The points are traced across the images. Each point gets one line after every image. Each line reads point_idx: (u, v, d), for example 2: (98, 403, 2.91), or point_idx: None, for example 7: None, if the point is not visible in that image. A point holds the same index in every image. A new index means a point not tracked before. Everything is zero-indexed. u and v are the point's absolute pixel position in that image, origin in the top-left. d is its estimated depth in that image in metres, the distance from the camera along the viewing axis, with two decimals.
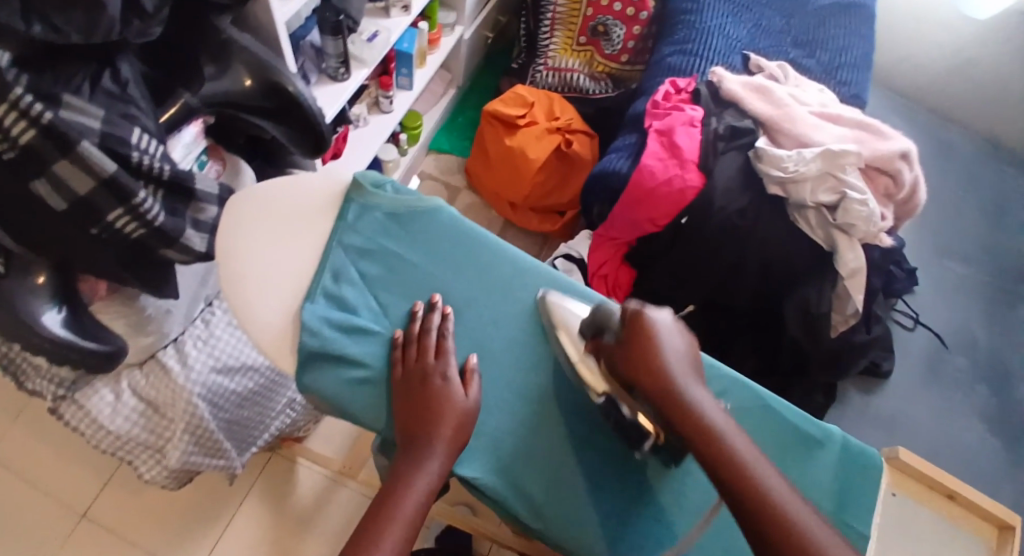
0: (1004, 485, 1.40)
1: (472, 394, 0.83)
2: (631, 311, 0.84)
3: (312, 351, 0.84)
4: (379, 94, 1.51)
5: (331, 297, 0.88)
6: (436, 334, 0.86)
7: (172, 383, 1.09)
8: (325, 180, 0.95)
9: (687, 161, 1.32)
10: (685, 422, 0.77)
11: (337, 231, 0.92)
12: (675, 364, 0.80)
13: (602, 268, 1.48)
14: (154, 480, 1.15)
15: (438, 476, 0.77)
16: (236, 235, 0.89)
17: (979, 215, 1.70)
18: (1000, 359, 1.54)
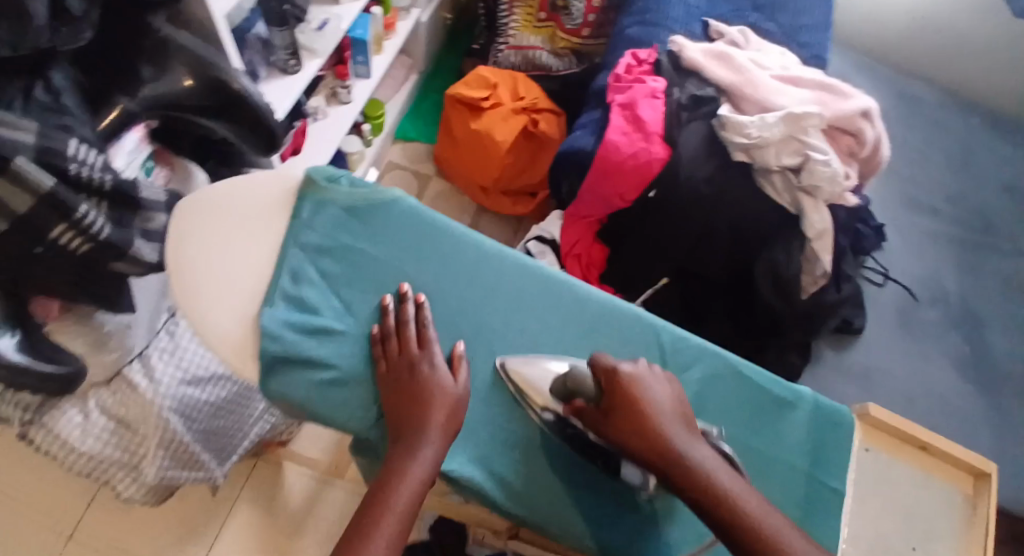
0: (982, 430, 1.42)
1: (462, 383, 0.83)
2: (608, 372, 0.83)
3: (276, 357, 0.82)
4: (336, 85, 1.49)
5: (291, 299, 0.85)
6: (413, 326, 0.85)
7: (140, 398, 1.07)
8: (275, 176, 0.92)
9: (652, 133, 1.29)
10: (684, 478, 0.78)
11: (292, 229, 0.89)
12: (665, 421, 0.81)
13: (575, 247, 1.43)
14: (133, 496, 1.13)
15: (432, 464, 0.77)
16: (190, 244, 0.87)
17: (945, 165, 1.69)
18: (972, 306, 1.54)
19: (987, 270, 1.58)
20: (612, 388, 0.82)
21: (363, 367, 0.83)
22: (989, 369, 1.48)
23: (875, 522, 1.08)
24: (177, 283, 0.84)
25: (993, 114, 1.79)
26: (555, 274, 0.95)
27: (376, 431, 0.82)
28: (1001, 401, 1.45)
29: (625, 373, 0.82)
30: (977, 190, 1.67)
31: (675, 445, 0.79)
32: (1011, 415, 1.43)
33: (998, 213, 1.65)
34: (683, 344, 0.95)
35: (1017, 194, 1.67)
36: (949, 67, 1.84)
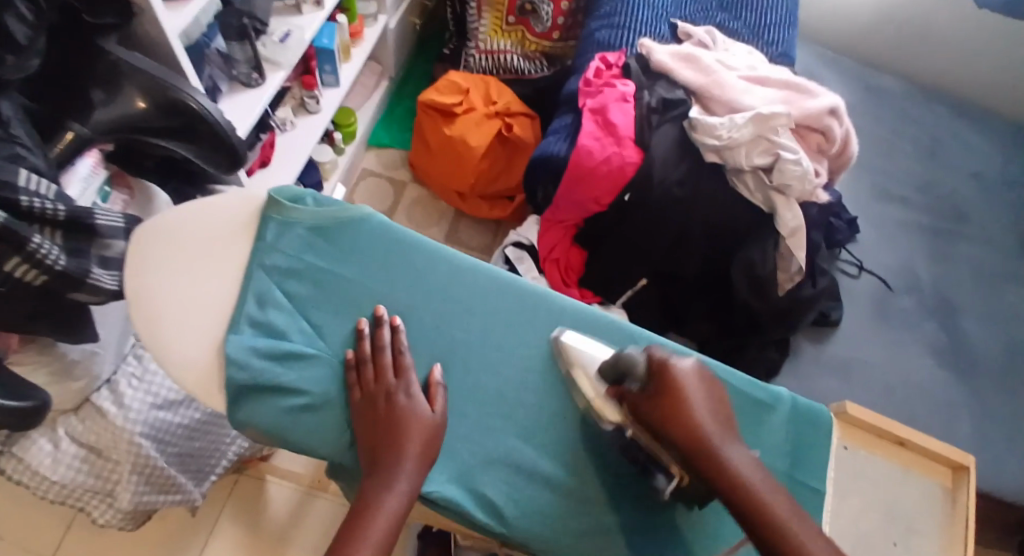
0: (959, 417, 1.42)
1: (439, 409, 0.83)
2: (657, 360, 0.82)
3: (244, 386, 0.82)
4: (303, 95, 1.47)
5: (258, 325, 0.85)
6: (389, 350, 0.84)
7: (110, 425, 1.05)
8: (239, 198, 0.91)
9: (624, 137, 1.29)
10: (719, 478, 0.77)
11: (257, 254, 0.89)
12: (704, 418, 0.79)
13: (554, 251, 1.42)
14: (109, 523, 1.12)
15: (407, 491, 0.77)
16: (155, 273, 0.86)
17: (913, 156, 1.70)
18: (946, 293, 1.55)
19: (959, 257, 1.59)
20: (657, 379, 0.81)
21: (333, 393, 0.84)
22: (964, 355, 1.49)
23: (855, 516, 1.16)
24: (141, 313, 0.84)
25: (959, 103, 1.81)
26: (528, 287, 0.94)
27: (349, 456, 0.82)
28: (978, 387, 1.46)
29: (672, 366, 0.82)
30: (945, 178, 1.68)
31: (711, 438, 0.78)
32: (989, 400, 1.45)
33: (967, 200, 1.66)
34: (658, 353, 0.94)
35: (985, 182, 1.69)
36: (914, 58, 1.85)
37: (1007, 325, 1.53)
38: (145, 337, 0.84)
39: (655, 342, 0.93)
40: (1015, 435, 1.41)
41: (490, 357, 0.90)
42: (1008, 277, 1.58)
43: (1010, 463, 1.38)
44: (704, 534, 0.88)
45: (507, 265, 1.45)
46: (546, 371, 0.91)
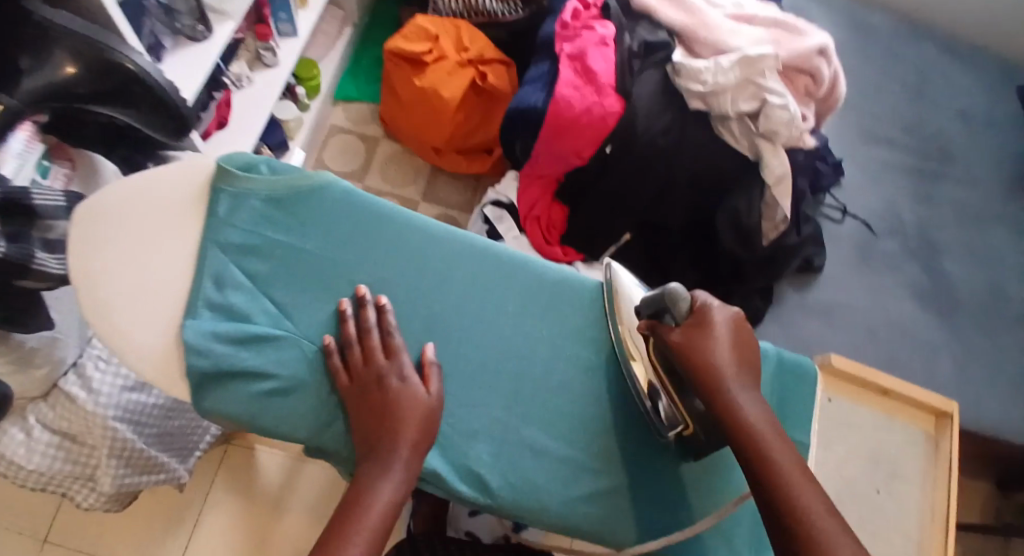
0: (941, 357, 1.43)
1: (435, 391, 0.80)
2: (698, 301, 0.84)
3: (206, 373, 0.77)
4: (258, 47, 1.38)
5: (217, 308, 0.80)
6: (378, 332, 0.81)
7: (82, 411, 1.03)
8: (185, 168, 0.85)
9: (604, 86, 1.22)
10: (730, 422, 0.78)
11: (210, 229, 0.83)
12: (727, 363, 0.80)
13: (534, 209, 1.37)
14: (93, 505, 1.10)
15: (401, 482, 0.75)
16: (102, 257, 0.80)
17: (899, 95, 1.67)
18: (928, 234, 1.55)
19: (942, 197, 1.58)
20: (693, 317, 0.83)
21: (303, 373, 0.80)
22: (945, 296, 1.49)
23: (841, 464, 1.18)
24: (90, 300, 0.79)
25: (944, 38, 1.77)
26: (507, 254, 0.92)
27: (324, 438, 0.79)
28: (959, 325, 1.47)
29: (709, 310, 0.83)
30: (931, 117, 1.66)
31: (728, 383, 0.79)
32: (970, 339, 1.46)
33: (953, 139, 1.64)
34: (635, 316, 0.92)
35: (970, 120, 1.67)
36: None
37: (989, 264, 1.53)
38: (97, 326, 0.78)
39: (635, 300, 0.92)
40: (995, 373, 1.43)
41: (468, 329, 0.87)
42: (991, 216, 1.58)
43: (990, 401, 1.40)
44: (691, 494, 0.88)
45: (487, 224, 1.40)
46: (529, 338, 0.89)
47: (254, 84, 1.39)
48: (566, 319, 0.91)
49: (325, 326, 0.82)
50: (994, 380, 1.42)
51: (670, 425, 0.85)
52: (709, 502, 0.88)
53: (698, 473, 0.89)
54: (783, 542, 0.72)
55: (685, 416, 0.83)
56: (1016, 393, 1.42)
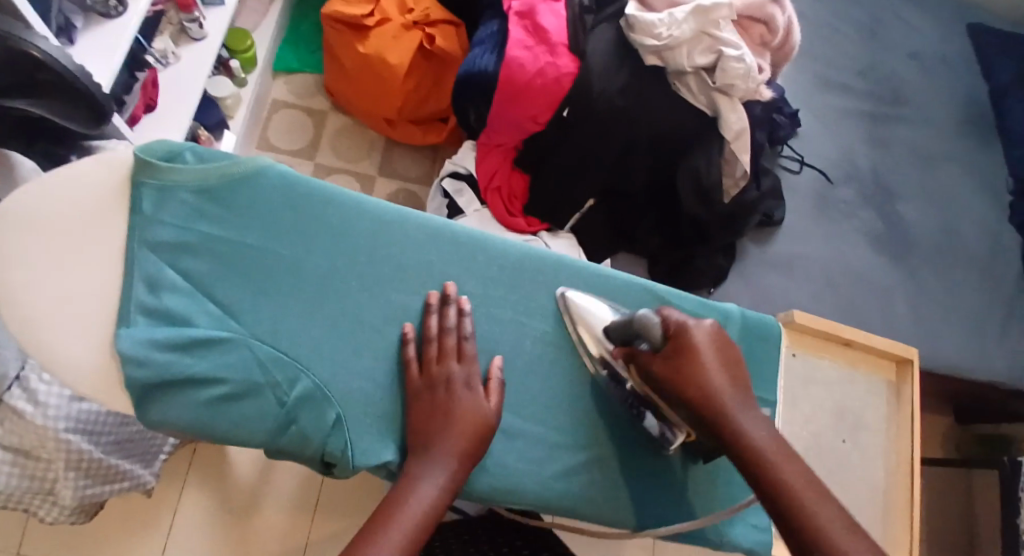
0: (896, 298, 1.49)
1: (496, 403, 0.79)
2: (671, 324, 0.79)
3: (148, 383, 0.74)
4: (182, 19, 1.31)
5: (152, 312, 0.76)
6: (454, 333, 0.81)
7: (31, 426, 0.99)
8: (100, 163, 0.80)
9: (556, 44, 1.16)
10: (732, 447, 0.74)
11: (136, 227, 0.78)
12: (719, 385, 0.76)
13: (493, 180, 1.31)
14: (57, 520, 1.06)
15: (441, 490, 0.72)
16: (23, 267, 0.77)
17: (852, 36, 1.66)
18: (883, 177, 1.58)
19: (894, 139, 1.61)
20: (671, 343, 0.78)
21: (254, 374, 0.76)
22: (901, 240, 1.54)
23: (807, 421, 1.17)
24: (16, 316, 0.75)
25: None
26: (463, 233, 0.88)
27: (280, 442, 0.76)
28: (912, 267, 1.53)
29: (684, 330, 0.78)
30: (884, 59, 1.67)
31: (721, 403, 0.75)
32: (923, 278, 1.52)
33: (905, 80, 1.66)
34: (590, 284, 0.90)
35: (921, 60, 1.69)
36: None
37: (943, 206, 1.58)
38: (26, 342, 0.75)
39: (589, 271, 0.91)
40: (950, 310, 1.51)
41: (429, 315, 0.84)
42: (942, 157, 1.62)
43: (944, 338, 1.48)
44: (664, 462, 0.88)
45: (446, 198, 1.35)
46: (496, 321, 0.86)
47: (180, 59, 1.32)
48: (534, 298, 0.88)
49: (272, 322, 0.79)
50: (948, 317, 1.50)
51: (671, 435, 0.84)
52: (692, 474, 0.88)
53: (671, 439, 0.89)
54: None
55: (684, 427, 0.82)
56: (970, 330, 1.50)
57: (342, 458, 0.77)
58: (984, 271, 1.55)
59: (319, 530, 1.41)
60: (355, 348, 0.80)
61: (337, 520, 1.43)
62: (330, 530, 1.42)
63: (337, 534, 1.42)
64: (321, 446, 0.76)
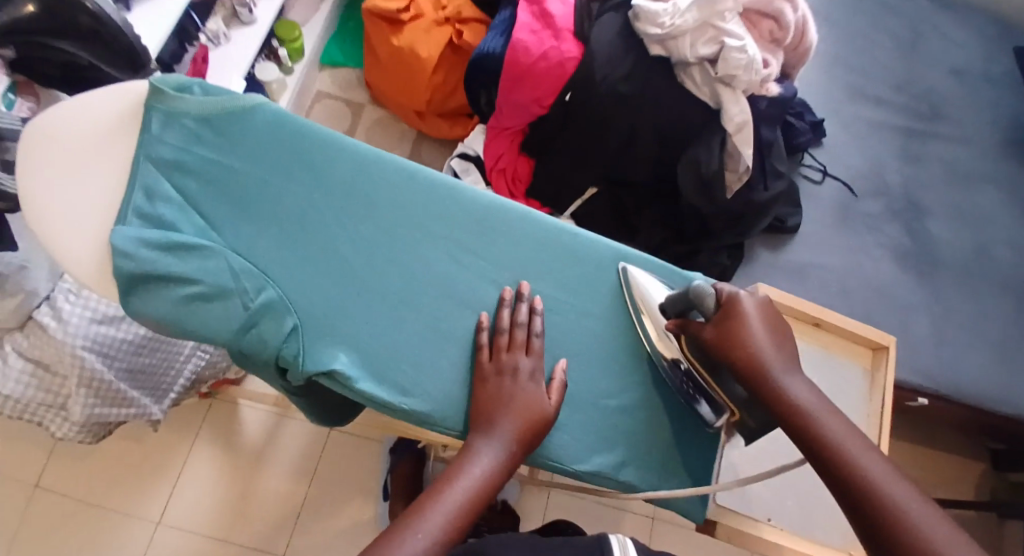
0: (917, 316, 1.44)
1: (555, 401, 0.84)
2: (726, 294, 0.84)
3: (133, 274, 0.81)
4: (235, 4, 1.44)
5: (146, 217, 0.84)
6: (524, 328, 0.86)
7: (53, 340, 1.08)
8: (119, 93, 0.89)
9: (562, 30, 1.23)
10: (775, 406, 0.79)
11: (143, 144, 0.88)
12: (766, 348, 0.81)
13: (500, 161, 1.36)
14: (69, 436, 1.16)
15: (497, 465, 0.78)
16: (38, 167, 0.86)
17: (891, 50, 1.65)
18: (912, 193, 1.54)
19: (927, 155, 1.57)
20: (723, 311, 0.84)
21: (227, 280, 0.83)
22: (927, 258, 1.49)
23: None
24: (30, 209, 0.84)
25: None
26: (436, 178, 0.92)
27: (239, 342, 0.82)
28: (937, 285, 1.48)
29: (736, 298, 0.84)
30: (923, 75, 1.64)
31: (769, 370, 0.80)
32: (948, 297, 1.47)
33: (944, 96, 1.63)
34: (555, 238, 0.93)
35: (964, 77, 1.66)
36: None
37: (976, 226, 1.53)
38: (36, 230, 0.84)
39: (564, 231, 0.93)
40: (975, 333, 1.44)
41: (394, 250, 0.88)
42: (980, 177, 1.57)
43: (966, 361, 1.42)
44: (612, 414, 0.89)
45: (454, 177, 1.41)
46: (458, 264, 0.89)
47: (231, 41, 1.46)
48: (499, 247, 0.91)
49: (248, 239, 0.86)
50: (971, 339, 1.44)
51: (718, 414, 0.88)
52: (640, 437, 0.89)
53: (626, 390, 0.89)
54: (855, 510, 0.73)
55: (731, 406, 0.87)
56: (995, 355, 1.43)
57: (293, 363, 0.82)
58: (1017, 298, 1.49)
59: (318, 495, 1.48)
60: (317, 269, 0.86)
61: (336, 491, 1.49)
62: (329, 497, 1.48)
63: (336, 502, 1.48)
64: (275, 350, 0.81)
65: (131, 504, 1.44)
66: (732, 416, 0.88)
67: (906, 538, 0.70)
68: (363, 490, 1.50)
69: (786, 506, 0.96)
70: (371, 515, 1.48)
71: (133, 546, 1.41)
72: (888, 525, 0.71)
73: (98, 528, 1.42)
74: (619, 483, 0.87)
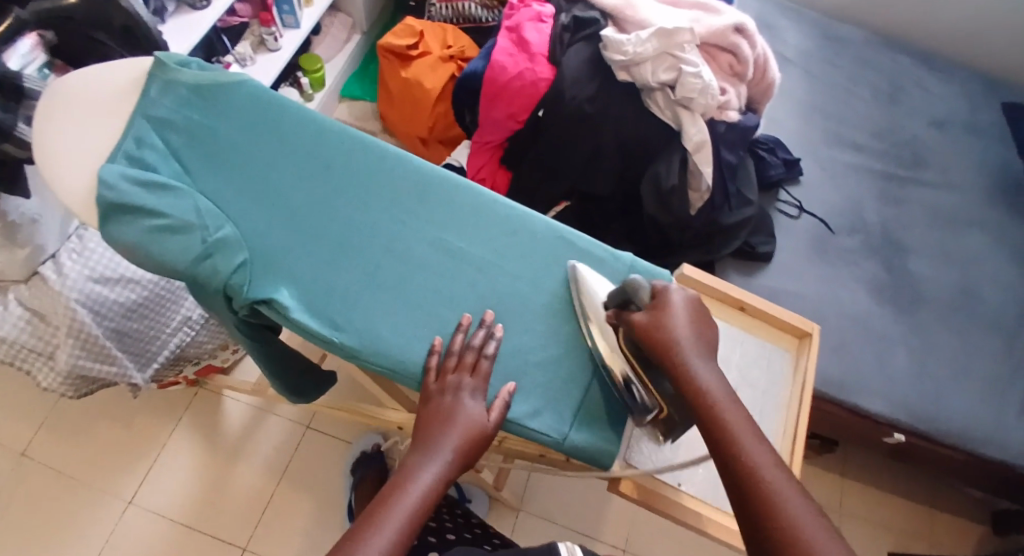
0: (898, 350, 1.40)
1: (495, 419, 0.89)
2: (659, 289, 0.91)
3: (113, 204, 0.93)
4: (262, 32, 1.63)
5: (132, 160, 0.97)
6: (474, 351, 0.92)
7: (50, 291, 1.20)
8: (128, 65, 1.04)
9: (537, 54, 1.40)
10: (689, 393, 0.84)
11: (141, 104, 1.01)
12: (684, 335, 0.86)
13: (480, 172, 1.52)
14: (52, 386, 1.27)
15: (437, 481, 0.84)
16: (50, 118, 0.99)
17: (870, 101, 1.69)
18: (893, 232, 1.53)
19: (908, 198, 1.58)
20: (652, 303, 0.89)
21: (191, 216, 0.93)
22: (908, 294, 1.46)
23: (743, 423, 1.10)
24: (38, 149, 0.97)
25: (921, 53, 1.81)
26: (390, 151, 1.03)
27: (192, 270, 0.92)
28: (921, 323, 1.43)
29: (666, 292, 0.90)
30: (905, 125, 1.67)
31: (686, 360, 0.85)
32: (929, 333, 1.43)
33: (925, 145, 1.65)
34: (491, 207, 1.01)
35: (946, 128, 1.69)
36: (878, 13, 1.88)
37: (961, 268, 1.51)
38: (42, 168, 0.98)
39: (505, 208, 1.02)
40: (959, 372, 1.40)
41: (346, 209, 0.99)
42: (964, 222, 1.57)
43: (950, 401, 1.37)
44: (533, 369, 0.94)
45: None
46: (401, 224, 0.99)
47: (256, 63, 1.63)
48: (440, 215, 1.00)
49: (217, 186, 0.97)
50: (956, 376, 1.39)
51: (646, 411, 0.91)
52: (554, 397, 0.94)
53: (543, 349, 0.95)
54: (737, 497, 0.78)
55: (660, 401, 0.89)
56: (984, 397, 1.38)
57: (239, 292, 0.91)
58: (1007, 341, 1.44)
59: (285, 493, 1.54)
60: (271, 216, 0.96)
61: (300, 490, 1.54)
62: (293, 494, 1.54)
63: (298, 502, 1.53)
64: (225, 280, 0.91)
65: (109, 484, 1.51)
66: (660, 414, 0.90)
67: (779, 524, 0.75)
68: (331, 493, 1.54)
69: (696, 472, 1.01)
70: (335, 512, 1.53)
71: (102, 524, 1.48)
72: (762, 523, 0.75)
73: (72, 502, 1.49)
74: (513, 428, 0.92)
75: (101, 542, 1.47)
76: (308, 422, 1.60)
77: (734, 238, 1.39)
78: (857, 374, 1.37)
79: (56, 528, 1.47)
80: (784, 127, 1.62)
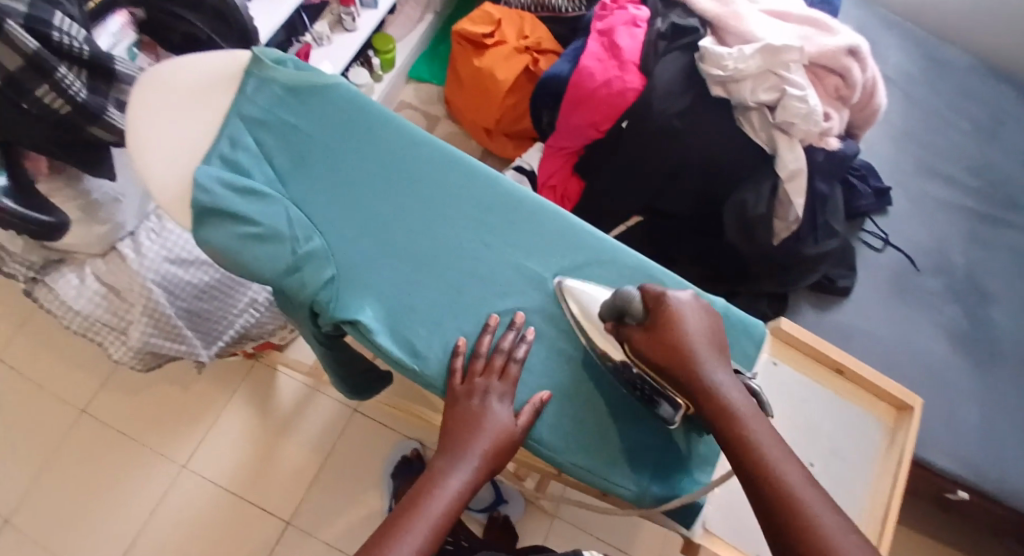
0: (971, 402, 1.35)
1: (523, 424, 0.88)
2: (653, 294, 0.87)
3: (206, 207, 0.93)
4: (341, 11, 1.60)
5: (226, 161, 0.96)
6: (503, 355, 0.90)
7: (128, 269, 1.21)
8: (223, 57, 1.01)
9: (627, 63, 1.35)
10: (707, 403, 0.82)
11: (237, 103, 0.99)
12: (700, 343, 0.84)
13: (551, 178, 1.50)
14: (123, 359, 1.28)
15: (464, 487, 0.84)
16: (147, 112, 0.97)
17: (968, 132, 1.61)
18: (976, 276, 1.47)
19: (994, 240, 1.51)
20: (651, 310, 0.86)
21: (281, 224, 0.92)
22: (986, 342, 1.41)
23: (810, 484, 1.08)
24: (132, 141, 0.95)
25: None
26: (479, 168, 1.00)
27: (281, 280, 0.91)
28: (997, 376, 1.38)
29: (664, 296, 0.87)
30: (1001, 162, 1.59)
31: (704, 371, 0.83)
32: (1005, 387, 1.37)
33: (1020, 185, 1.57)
34: (578, 237, 0.97)
35: None
36: (983, 35, 1.78)
37: None
38: (133, 161, 0.96)
39: (593, 237, 0.98)
40: None
41: (431, 226, 0.96)
42: None
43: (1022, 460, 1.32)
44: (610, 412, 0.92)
45: None
46: (485, 247, 0.96)
47: (332, 42, 1.59)
48: (527, 242, 0.97)
49: (307, 194, 0.96)
50: None
51: (674, 409, 0.87)
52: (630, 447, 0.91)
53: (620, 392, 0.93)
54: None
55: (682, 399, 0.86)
56: None
57: (326, 308, 0.90)
58: None
59: (329, 475, 1.54)
60: (356, 229, 0.94)
61: (343, 474, 1.55)
62: (336, 476, 1.54)
63: (339, 485, 1.54)
64: (313, 294, 0.90)
65: (164, 446, 1.54)
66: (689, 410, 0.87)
67: None
68: (372, 479, 1.55)
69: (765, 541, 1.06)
70: (376, 496, 1.53)
71: (155, 486, 1.51)
72: None
73: (128, 461, 1.52)
74: (563, 463, 0.90)
75: (152, 503, 1.50)
76: (356, 407, 1.60)
77: (813, 270, 1.33)
78: (927, 424, 1.32)
79: (110, 485, 1.50)
80: (872, 155, 1.55)
